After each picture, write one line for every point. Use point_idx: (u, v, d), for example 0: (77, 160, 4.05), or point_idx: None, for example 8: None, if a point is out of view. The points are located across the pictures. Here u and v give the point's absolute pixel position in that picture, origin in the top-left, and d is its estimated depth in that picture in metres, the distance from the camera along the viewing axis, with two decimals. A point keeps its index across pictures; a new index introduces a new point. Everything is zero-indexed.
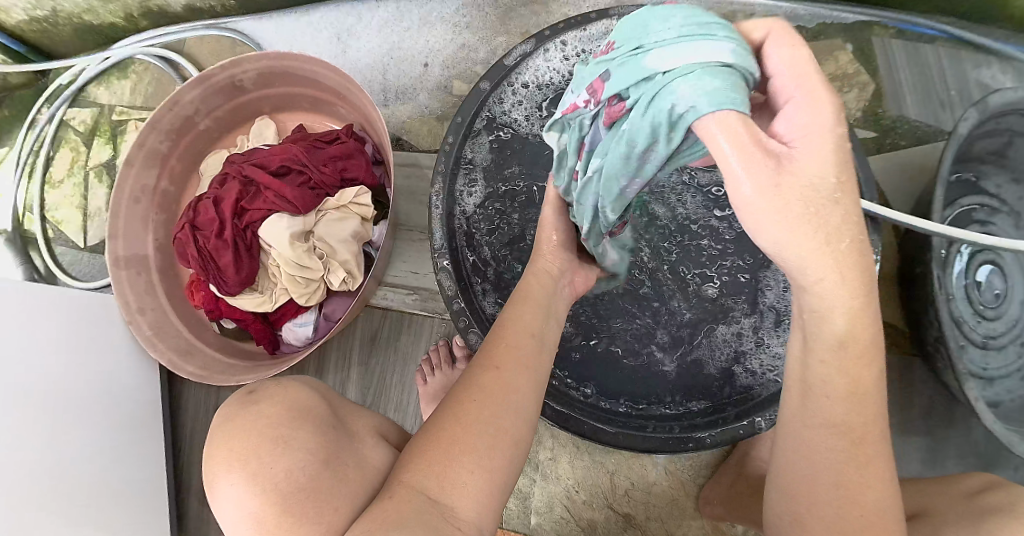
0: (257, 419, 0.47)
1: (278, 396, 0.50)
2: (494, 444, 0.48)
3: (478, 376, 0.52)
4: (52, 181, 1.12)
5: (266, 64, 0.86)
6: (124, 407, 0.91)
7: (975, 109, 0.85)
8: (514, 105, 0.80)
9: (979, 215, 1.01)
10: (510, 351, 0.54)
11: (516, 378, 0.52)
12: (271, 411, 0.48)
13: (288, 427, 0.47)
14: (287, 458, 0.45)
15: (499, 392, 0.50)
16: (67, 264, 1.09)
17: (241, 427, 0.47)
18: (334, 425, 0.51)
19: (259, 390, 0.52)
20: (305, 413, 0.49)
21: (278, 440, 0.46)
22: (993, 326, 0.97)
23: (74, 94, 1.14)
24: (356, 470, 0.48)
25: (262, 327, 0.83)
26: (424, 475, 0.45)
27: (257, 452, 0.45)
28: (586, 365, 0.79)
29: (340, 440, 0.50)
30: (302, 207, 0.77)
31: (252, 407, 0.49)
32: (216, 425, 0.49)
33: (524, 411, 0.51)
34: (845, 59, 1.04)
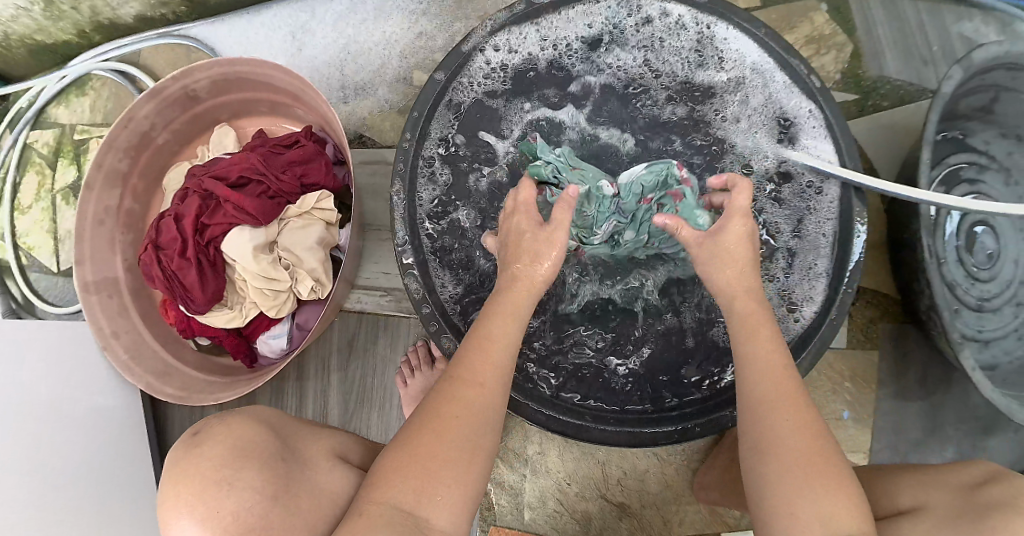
0: (200, 462, 0.48)
1: (221, 434, 0.51)
2: (471, 461, 0.50)
3: (460, 391, 0.52)
4: (19, 207, 1.10)
5: (218, 72, 0.84)
6: (108, 433, 0.90)
7: (959, 67, 0.81)
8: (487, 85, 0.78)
9: (968, 173, 0.98)
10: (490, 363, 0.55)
11: (495, 394, 0.53)
12: (212, 453, 0.49)
13: (231, 468, 0.48)
14: (232, 500, 0.47)
15: (477, 406, 0.52)
16: (42, 290, 1.07)
17: (185, 475, 0.48)
18: (282, 456, 0.54)
19: (202, 429, 0.52)
20: (249, 451, 0.50)
21: (221, 483, 0.47)
22: (987, 287, 0.94)
23: (34, 117, 1.11)
24: (309, 498, 0.52)
25: (235, 341, 0.81)
26: (397, 489, 0.47)
27: (202, 496, 0.46)
28: (562, 358, 0.75)
29: (290, 471, 0.53)
30: (262, 218, 0.75)
31: (195, 449, 0.50)
32: (165, 470, 0.50)
33: (492, 420, 0.53)
34: (821, 20, 1.00)
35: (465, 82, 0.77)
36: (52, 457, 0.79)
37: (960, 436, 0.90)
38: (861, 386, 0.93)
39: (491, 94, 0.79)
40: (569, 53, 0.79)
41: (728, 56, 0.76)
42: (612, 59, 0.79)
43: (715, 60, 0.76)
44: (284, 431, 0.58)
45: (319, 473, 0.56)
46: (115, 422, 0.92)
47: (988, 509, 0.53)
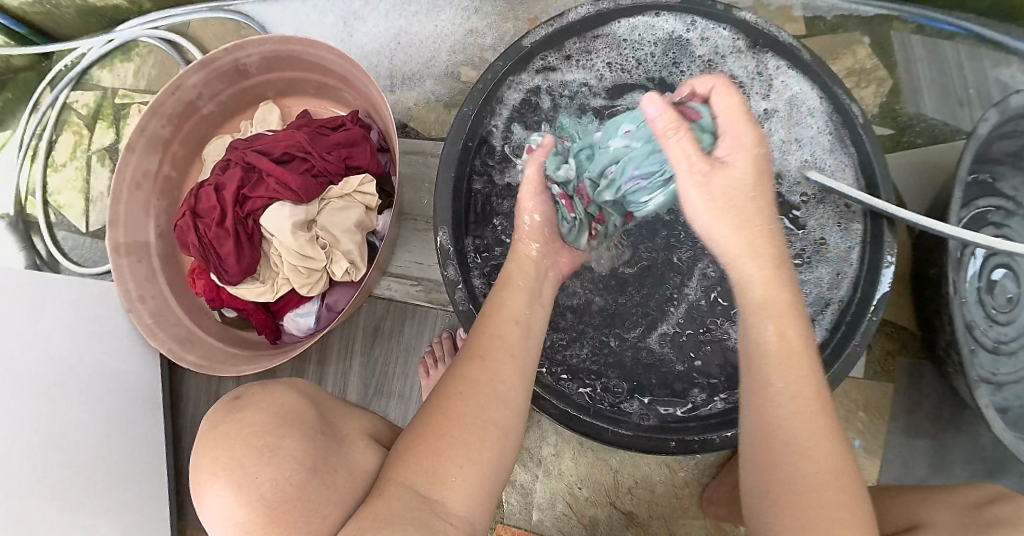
0: (243, 427, 0.50)
1: (263, 402, 0.52)
2: (487, 441, 0.50)
3: (468, 371, 0.54)
4: (55, 165, 1.11)
5: (271, 48, 0.85)
6: (124, 393, 0.90)
7: (996, 110, 0.82)
8: (534, 89, 0.79)
9: (995, 217, 0.99)
10: (494, 341, 0.56)
11: (510, 373, 0.55)
12: (256, 418, 0.50)
13: (272, 436, 0.49)
14: (273, 467, 0.48)
15: (488, 386, 0.53)
16: (69, 249, 1.08)
17: (229, 438, 0.49)
18: (321, 430, 0.54)
19: (245, 395, 0.54)
20: (291, 421, 0.51)
21: (262, 449, 0.48)
22: (1005, 330, 0.95)
23: (77, 78, 1.12)
24: (346, 474, 0.52)
25: (262, 316, 0.82)
26: (412, 471, 0.48)
27: (243, 461, 0.48)
28: (585, 363, 0.75)
29: (329, 446, 0.53)
30: (305, 196, 0.76)
31: (237, 414, 0.51)
32: (206, 432, 0.52)
33: (513, 402, 0.53)
34: (863, 54, 1.01)
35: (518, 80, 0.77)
36: (68, 413, 0.80)
37: (967, 476, 0.91)
38: (874, 419, 0.93)
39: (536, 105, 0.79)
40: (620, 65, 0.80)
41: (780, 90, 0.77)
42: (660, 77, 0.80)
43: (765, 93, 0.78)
44: (324, 406, 0.58)
45: (357, 451, 0.56)
46: (131, 386, 0.92)
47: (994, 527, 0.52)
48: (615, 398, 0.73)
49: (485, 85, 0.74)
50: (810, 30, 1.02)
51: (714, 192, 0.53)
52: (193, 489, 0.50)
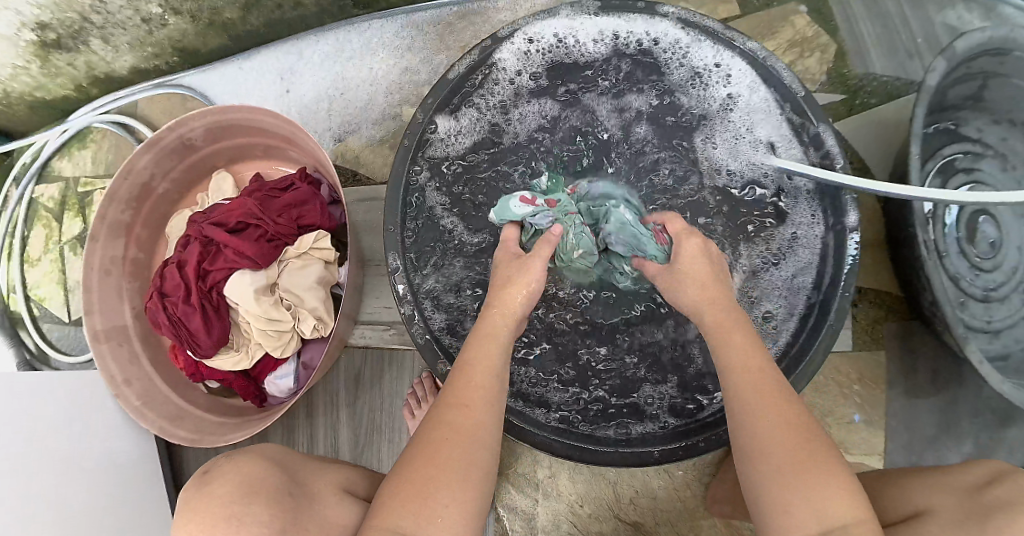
0: (213, 499, 0.50)
1: (231, 473, 0.53)
2: (470, 477, 0.50)
3: (448, 414, 0.53)
4: (29, 260, 1.12)
5: (212, 119, 0.86)
6: (125, 477, 0.91)
7: (942, 58, 0.81)
8: (474, 116, 0.79)
9: (963, 163, 0.98)
10: (471, 381, 0.55)
11: (485, 411, 0.54)
12: (226, 489, 0.51)
13: (241, 503, 0.50)
14: (242, 532, 0.48)
15: (468, 430, 0.52)
16: (55, 340, 1.10)
17: (200, 514, 0.49)
18: (289, 491, 0.55)
19: (212, 469, 0.55)
20: (258, 487, 0.52)
21: (231, 518, 0.49)
22: (992, 276, 0.93)
23: (39, 171, 1.14)
24: (318, 531, 0.53)
25: (243, 383, 0.83)
26: (395, 516, 0.47)
27: (213, 531, 0.48)
28: (565, 385, 0.75)
29: (297, 505, 0.54)
30: (262, 261, 0.77)
31: (207, 487, 0.52)
32: (178, 511, 0.52)
33: (490, 444, 0.53)
34: (802, 23, 1.00)
35: (455, 105, 0.77)
36: (70, 506, 0.80)
37: (975, 430, 0.89)
38: (870, 388, 0.92)
39: (483, 129, 0.80)
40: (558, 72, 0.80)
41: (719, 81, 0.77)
42: (599, 80, 0.80)
43: (710, 78, 0.77)
44: (294, 469, 0.59)
45: (328, 505, 0.57)
46: (131, 468, 0.93)
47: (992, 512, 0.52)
48: (592, 415, 0.73)
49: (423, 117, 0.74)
50: (744, 9, 1.02)
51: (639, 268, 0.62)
52: None
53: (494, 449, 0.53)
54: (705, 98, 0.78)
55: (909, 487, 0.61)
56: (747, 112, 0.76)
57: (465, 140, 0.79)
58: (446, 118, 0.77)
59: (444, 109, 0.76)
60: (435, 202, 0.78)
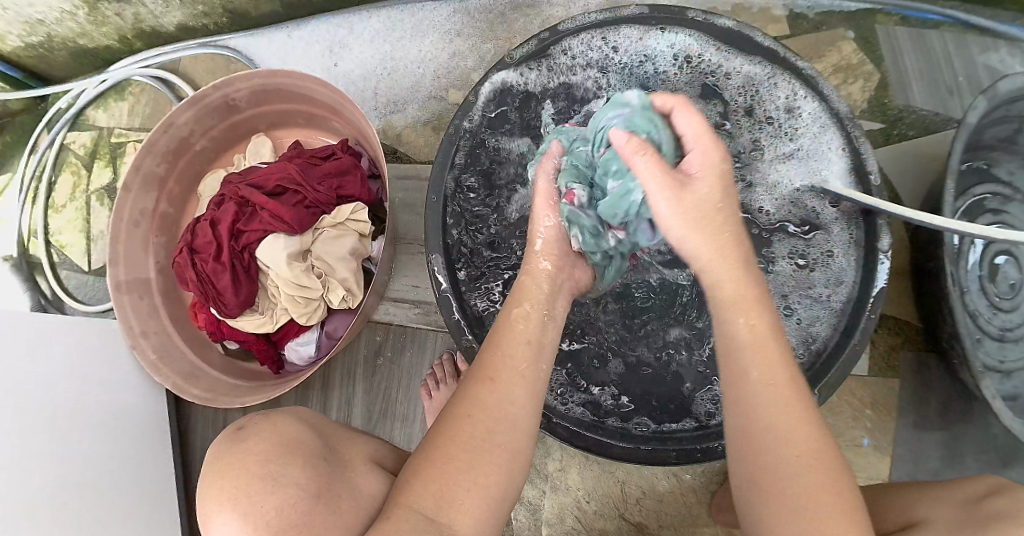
0: (247, 457, 0.50)
1: (265, 432, 0.53)
2: (494, 463, 0.49)
3: (475, 390, 0.52)
4: (55, 205, 1.13)
5: (258, 82, 0.86)
6: (131, 429, 0.91)
7: (985, 97, 0.82)
8: (524, 107, 0.80)
9: (991, 204, 0.98)
10: (506, 359, 0.54)
11: (517, 391, 0.53)
12: (259, 448, 0.51)
13: (276, 463, 0.50)
14: (276, 496, 0.47)
15: (493, 405, 0.51)
16: (73, 288, 1.10)
17: (230, 470, 0.49)
18: (323, 457, 0.54)
19: (248, 425, 0.54)
20: (293, 449, 0.52)
21: (266, 478, 0.48)
22: (1009, 318, 0.94)
23: (73, 118, 1.14)
24: (351, 499, 0.52)
25: (263, 347, 0.83)
26: (418, 496, 0.47)
27: (247, 489, 0.48)
28: (596, 374, 0.76)
29: (332, 472, 0.53)
30: (297, 227, 0.77)
31: (241, 444, 0.52)
32: (208, 467, 0.52)
33: (525, 425, 0.52)
34: (849, 49, 1.01)
35: (508, 96, 0.79)
36: (76, 453, 0.80)
37: (979, 468, 0.90)
38: (880, 416, 0.93)
39: (532, 122, 0.81)
40: (613, 72, 0.80)
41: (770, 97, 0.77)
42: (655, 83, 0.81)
43: (761, 92, 0.78)
44: (325, 432, 0.59)
45: (362, 477, 0.56)
46: (137, 421, 0.93)
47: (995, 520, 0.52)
48: (614, 411, 0.73)
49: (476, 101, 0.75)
50: (794, 30, 1.03)
51: (683, 209, 0.55)
52: (199, 520, 0.49)
53: (529, 435, 0.52)
54: (755, 117, 0.79)
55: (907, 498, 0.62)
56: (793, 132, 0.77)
57: (515, 129, 0.80)
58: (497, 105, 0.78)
59: (495, 98, 0.78)
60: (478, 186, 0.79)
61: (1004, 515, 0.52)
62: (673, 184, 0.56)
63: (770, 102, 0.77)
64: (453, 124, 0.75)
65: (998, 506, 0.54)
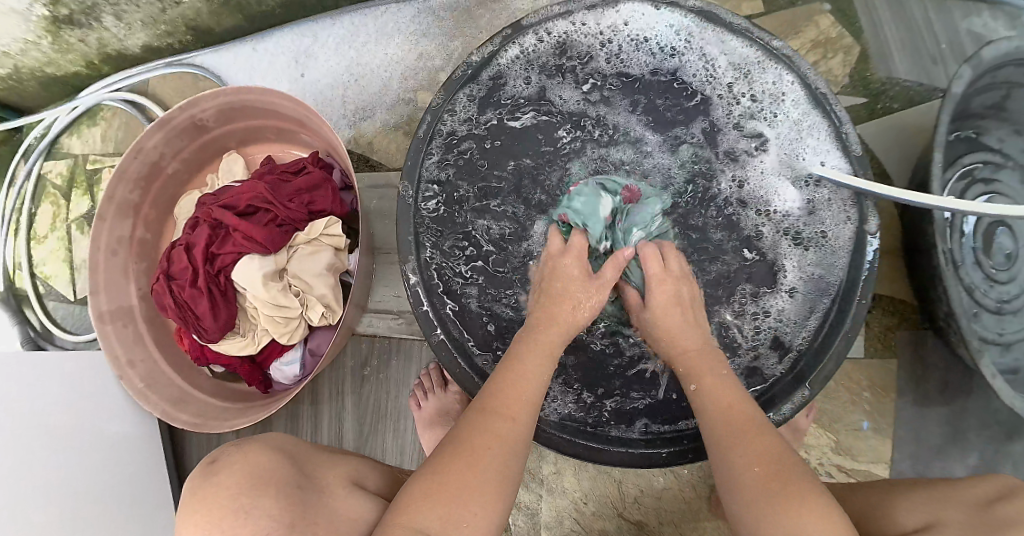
0: (220, 490, 0.49)
1: (238, 463, 0.52)
2: (499, 492, 0.52)
3: (491, 422, 0.55)
4: (36, 237, 1.12)
5: (224, 101, 0.84)
6: (128, 458, 0.91)
7: (969, 66, 0.79)
8: (492, 101, 0.78)
9: (982, 173, 0.96)
10: (521, 393, 0.58)
11: (529, 426, 0.57)
12: (231, 482, 0.49)
13: (249, 496, 0.49)
14: (251, 526, 0.47)
15: (508, 440, 0.55)
16: (60, 318, 1.09)
17: (204, 506, 0.48)
18: (297, 484, 0.54)
19: (219, 457, 0.53)
20: (265, 479, 0.51)
21: (238, 510, 0.48)
22: (1006, 289, 0.92)
23: (48, 148, 1.13)
24: (327, 524, 0.52)
25: (249, 369, 0.82)
26: (425, 514, 0.48)
27: (220, 521, 0.47)
28: (583, 379, 0.74)
29: (306, 499, 0.53)
30: (272, 246, 0.75)
31: (213, 478, 0.50)
32: (184, 502, 0.50)
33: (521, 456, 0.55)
34: (826, 23, 0.98)
35: (476, 85, 0.77)
36: (74, 488, 0.80)
37: (981, 443, 0.88)
38: (879, 396, 0.91)
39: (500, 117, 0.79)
40: (582, 60, 0.78)
41: (765, 78, 0.74)
42: (626, 70, 0.78)
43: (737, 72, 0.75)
44: (301, 458, 0.58)
45: (338, 500, 0.56)
46: (133, 449, 0.93)
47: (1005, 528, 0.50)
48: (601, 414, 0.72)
49: (442, 97, 0.73)
50: (769, 6, 1.00)
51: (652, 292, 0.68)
52: None
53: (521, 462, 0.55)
54: (745, 92, 0.75)
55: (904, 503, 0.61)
56: (783, 109, 0.74)
57: (484, 125, 0.78)
58: (463, 100, 0.76)
59: (461, 94, 0.76)
60: (448, 186, 0.77)
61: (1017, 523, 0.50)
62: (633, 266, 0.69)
63: (761, 79, 0.74)
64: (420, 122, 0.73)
65: (1012, 511, 0.52)
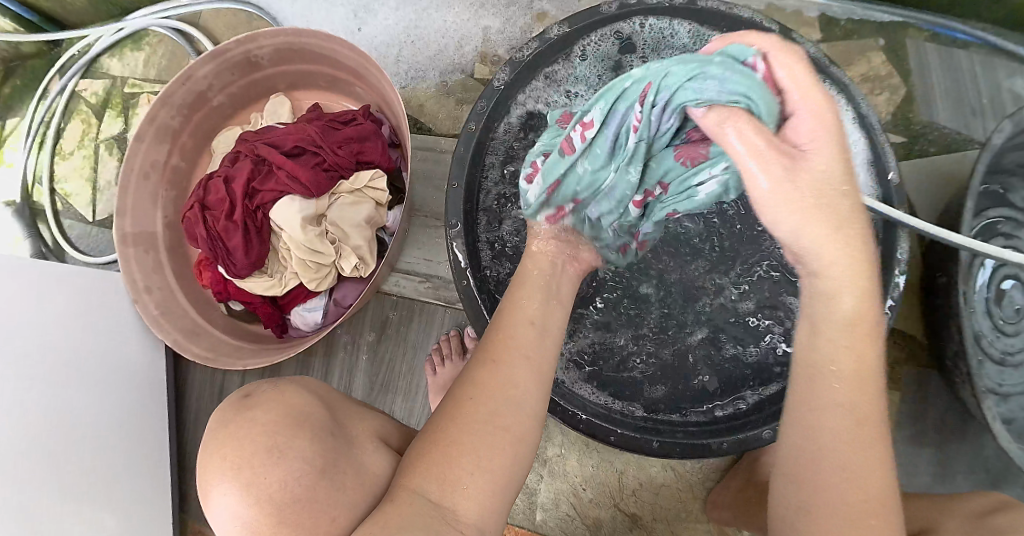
0: (251, 428, 0.48)
1: (273, 402, 0.51)
2: (501, 442, 0.49)
3: (480, 375, 0.52)
4: (62, 152, 1.10)
5: (282, 40, 0.84)
6: (127, 386, 0.90)
7: (1011, 121, 0.81)
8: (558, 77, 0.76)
9: (1004, 228, 0.99)
10: (513, 344, 0.55)
11: (526, 376, 0.52)
12: (267, 418, 0.49)
13: (284, 435, 0.48)
14: (282, 468, 0.46)
15: (500, 389, 0.51)
16: (75, 237, 1.08)
17: (235, 440, 0.47)
18: (332, 432, 0.53)
19: (254, 394, 0.52)
20: (301, 422, 0.50)
21: (272, 450, 0.47)
22: (1011, 342, 0.94)
23: (87, 65, 1.11)
24: (354, 476, 0.51)
25: (269, 310, 0.82)
26: (422, 478, 0.47)
27: (251, 461, 0.46)
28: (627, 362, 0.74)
29: (338, 448, 0.52)
30: (314, 190, 0.75)
31: (247, 413, 0.49)
32: (213, 433, 0.50)
33: (531, 410, 0.52)
34: (878, 60, 1.01)
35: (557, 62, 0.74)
36: (73, 406, 0.79)
37: (970, 487, 0.90)
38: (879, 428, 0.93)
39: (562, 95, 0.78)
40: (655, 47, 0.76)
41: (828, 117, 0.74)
42: None
43: None
44: (335, 407, 0.57)
45: (367, 455, 0.55)
46: (134, 377, 0.92)
47: None
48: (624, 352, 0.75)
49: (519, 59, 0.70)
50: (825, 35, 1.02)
51: (791, 190, 0.44)
52: (199, 485, 0.48)
53: (535, 419, 0.52)
54: None
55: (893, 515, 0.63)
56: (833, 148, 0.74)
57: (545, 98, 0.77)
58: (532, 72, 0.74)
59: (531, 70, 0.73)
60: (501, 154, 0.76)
61: None
62: (779, 157, 0.44)
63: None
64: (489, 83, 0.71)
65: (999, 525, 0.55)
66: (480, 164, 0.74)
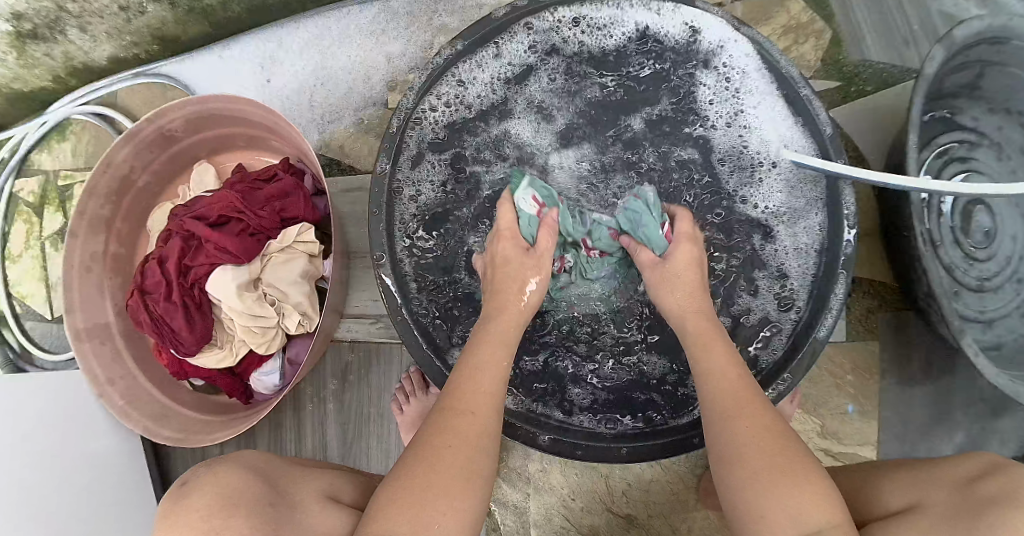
0: (189, 513, 0.49)
1: (209, 484, 0.51)
2: (469, 485, 0.50)
3: (450, 422, 0.53)
4: (10, 256, 1.10)
5: (191, 111, 0.83)
6: (109, 476, 0.90)
7: (940, 46, 0.76)
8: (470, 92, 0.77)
9: (958, 152, 0.93)
10: (483, 391, 0.56)
11: (493, 426, 0.55)
12: (202, 501, 0.49)
13: (220, 518, 0.48)
14: None
15: (473, 436, 0.53)
16: (39, 337, 1.08)
17: (176, 526, 0.48)
18: (271, 501, 0.53)
19: (191, 480, 0.53)
20: (235, 499, 0.50)
21: (209, 531, 0.47)
22: (986, 267, 0.91)
23: (18, 165, 1.10)
24: None
25: (229, 381, 0.81)
26: (393, 520, 0.46)
27: None
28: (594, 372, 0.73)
29: (280, 516, 0.52)
30: (244, 256, 0.75)
31: (184, 501, 0.50)
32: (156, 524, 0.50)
33: (489, 455, 0.53)
34: (798, 7, 0.98)
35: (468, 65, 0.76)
36: (57, 512, 0.79)
37: (969, 421, 0.89)
38: (865, 380, 0.91)
39: (479, 108, 0.78)
40: (556, 44, 0.77)
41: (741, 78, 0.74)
42: (609, 57, 0.77)
43: (712, 72, 0.75)
44: (274, 477, 0.58)
45: (313, 514, 0.56)
46: (115, 467, 0.91)
47: (987, 506, 0.50)
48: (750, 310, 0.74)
49: (423, 80, 0.72)
50: None
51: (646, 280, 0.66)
52: None
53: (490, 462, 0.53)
54: (710, 92, 0.75)
55: (885, 485, 0.62)
56: (755, 107, 0.74)
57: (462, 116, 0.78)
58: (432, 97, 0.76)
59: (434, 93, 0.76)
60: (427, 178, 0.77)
61: (999, 499, 0.50)
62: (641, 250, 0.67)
63: (741, 80, 0.74)
64: (391, 123, 0.72)
65: (991, 489, 0.52)
66: (401, 199, 0.76)
